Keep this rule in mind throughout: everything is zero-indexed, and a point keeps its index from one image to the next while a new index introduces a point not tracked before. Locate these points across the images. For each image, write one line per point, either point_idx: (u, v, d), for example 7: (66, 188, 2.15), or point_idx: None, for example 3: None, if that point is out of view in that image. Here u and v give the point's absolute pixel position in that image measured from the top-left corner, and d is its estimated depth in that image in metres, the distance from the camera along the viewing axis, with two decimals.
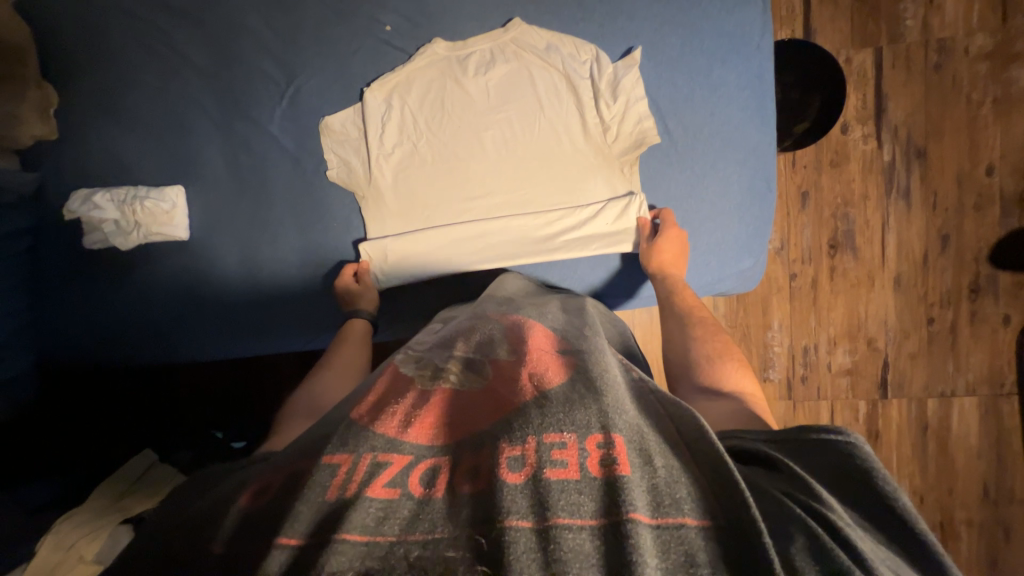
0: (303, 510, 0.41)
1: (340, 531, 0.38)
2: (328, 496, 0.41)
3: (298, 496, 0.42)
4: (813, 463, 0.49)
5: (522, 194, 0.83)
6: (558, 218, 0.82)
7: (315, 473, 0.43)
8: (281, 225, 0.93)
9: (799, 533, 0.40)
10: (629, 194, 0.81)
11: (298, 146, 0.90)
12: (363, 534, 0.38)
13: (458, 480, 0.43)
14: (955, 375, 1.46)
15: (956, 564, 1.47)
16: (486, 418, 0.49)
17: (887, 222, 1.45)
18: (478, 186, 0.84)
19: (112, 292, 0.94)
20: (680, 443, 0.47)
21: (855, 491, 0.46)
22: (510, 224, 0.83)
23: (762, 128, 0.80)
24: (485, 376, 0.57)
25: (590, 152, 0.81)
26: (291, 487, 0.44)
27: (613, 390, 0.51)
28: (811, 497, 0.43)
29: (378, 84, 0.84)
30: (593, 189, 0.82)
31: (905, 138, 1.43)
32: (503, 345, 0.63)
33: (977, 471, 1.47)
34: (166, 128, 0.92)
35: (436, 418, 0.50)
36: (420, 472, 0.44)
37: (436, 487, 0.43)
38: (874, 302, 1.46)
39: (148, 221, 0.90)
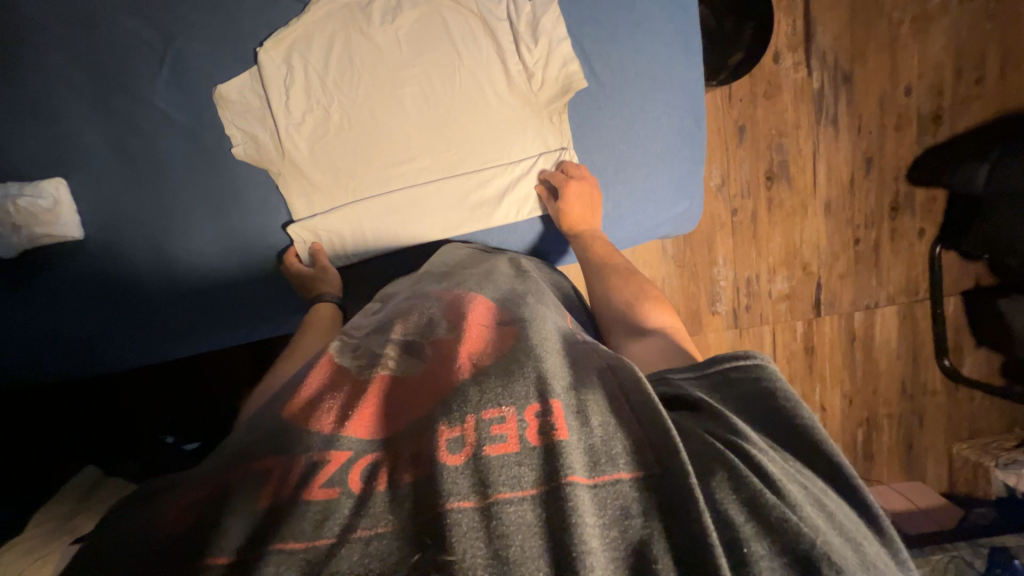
0: (233, 525, 0.40)
1: (276, 542, 0.38)
2: (260, 504, 0.41)
3: (228, 507, 0.41)
4: (731, 396, 0.51)
5: (450, 155, 0.78)
6: (492, 177, 0.79)
7: (244, 484, 0.42)
8: (192, 212, 0.84)
9: (719, 467, 0.42)
10: (561, 149, 0.78)
11: (192, 120, 0.80)
12: (301, 541, 0.38)
13: (400, 469, 0.43)
14: (878, 288, 1.59)
15: (879, 451, 1.68)
16: (423, 407, 0.48)
17: (817, 149, 1.50)
18: (402, 150, 0.78)
19: (1, 305, 0.83)
20: (620, 396, 0.48)
21: (770, 416, 0.48)
22: (441, 189, 0.79)
23: (689, 63, 0.78)
24: (426, 361, 0.54)
25: (516, 102, 0.76)
26: (216, 501, 0.41)
27: (551, 358, 0.52)
28: (732, 432, 0.45)
29: (272, 41, 0.74)
30: (524, 143, 0.78)
31: (832, 63, 1.45)
32: (442, 321, 0.59)
33: (896, 370, 1.65)
34: (23, 112, 0.78)
35: (375, 411, 0.48)
36: (361, 465, 0.43)
37: (379, 479, 0.43)
38: (807, 228, 1.54)
39: (29, 222, 0.78)
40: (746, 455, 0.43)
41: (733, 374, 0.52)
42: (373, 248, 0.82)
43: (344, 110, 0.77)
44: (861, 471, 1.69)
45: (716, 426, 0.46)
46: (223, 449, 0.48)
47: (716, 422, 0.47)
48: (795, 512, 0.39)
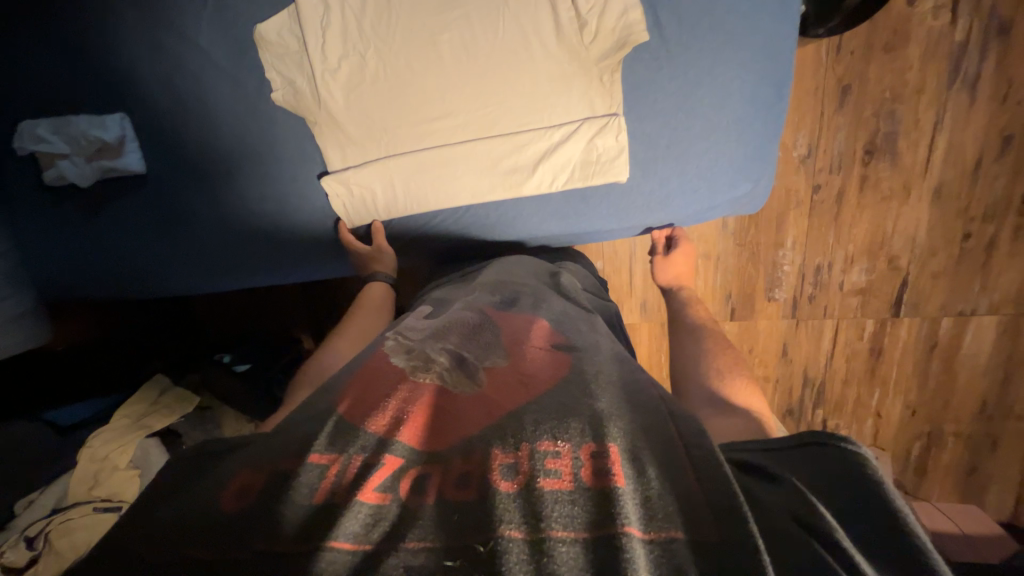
0: (286, 519, 0.42)
1: (330, 539, 0.40)
2: (314, 499, 0.43)
3: (284, 495, 0.44)
4: (819, 472, 0.47)
5: (485, 113, 0.72)
6: (530, 144, 0.72)
7: (301, 474, 0.45)
8: (234, 154, 0.87)
9: (801, 553, 0.40)
10: (608, 115, 0.69)
11: (234, 62, 0.80)
12: (352, 542, 0.40)
13: (446, 485, 0.44)
14: (980, 294, 1.36)
15: (934, 469, 1.54)
16: (476, 423, 0.50)
17: (941, 121, 1.23)
18: (435, 105, 0.73)
19: (77, 231, 0.93)
20: (680, 450, 0.48)
21: (853, 498, 0.45)
22: (473, 152, 0.74)
23: (779, 13, 0.63)
24: (479, 381, 0.56)
25: (562, 57, 0.67)
26: (274, 489, 0.44)
27: (605, 394, 0.54)
28: (817, 515, 0.42)
29: None
30: (568, 103, 0.69)
31: (988, 7, 1.14)
32: (500, 346, 0.62)
33: (979, 387, 1.45)
34: (86, 47, 0.81)
35: (429, 421, 0.50)
36: (411, 476, 0.45)
37: (426, 493, 0.44)
38: (905, 216, 1.32)
39: (99, 154, 0.85)
40: (831, 542, 0.40)
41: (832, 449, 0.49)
42: (413, 220, 0.83)
43: (379, 56, 0.72)
44: (906, 484, 1.57)
45: (802, 505, 0.43)
46: (276, 433, 0.51)
47: (798, 500, 0.44)
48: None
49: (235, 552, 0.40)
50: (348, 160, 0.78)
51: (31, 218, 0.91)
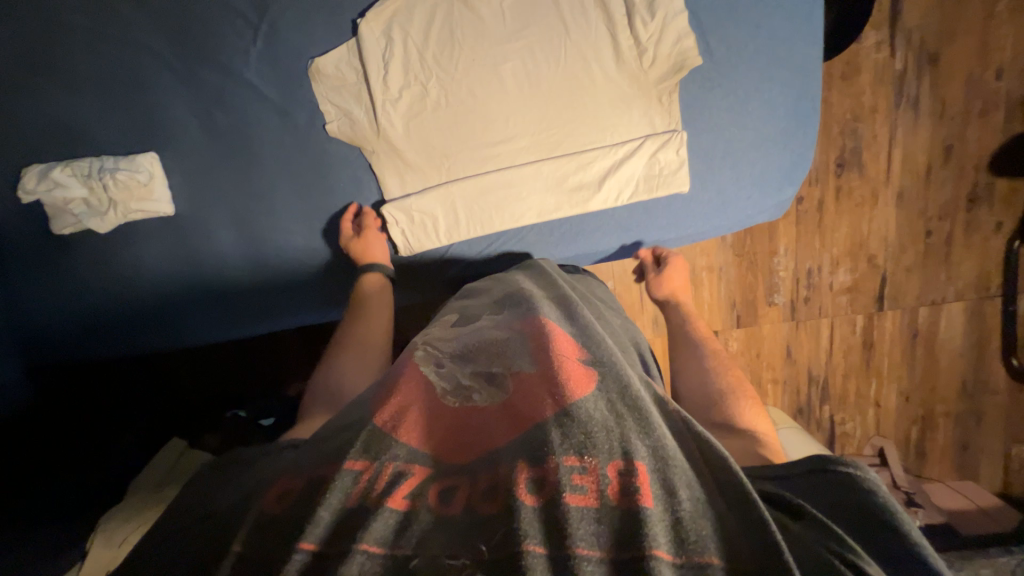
0: (320, 513, 0.42)
1: (360, 540, 0.40)
2: (348, 500, 0.43)
3: (317, 501, 0.43)
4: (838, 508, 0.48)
5: (551, 135, 0.78)
6: (594, 160, 0.78)
7: (336, 478, 0.44)
8: (278, 189, 0.84)
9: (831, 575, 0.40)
10: (670, 131, 0.77)
11: (282, 95, 0.79)
12: (381, 546, 0.40)
13: (474, 499, 0.44)
14: (946, 284, 1.53)
15: (932, 450, 1.65)
16: (506, 438, 0.49)
17: (894, 136, 1.42)
18: (500, 130, 0.78)
19: (93, 281, 0.85)
20: (706, 472, 0.48)
21: (872, 537, 0.46)
22: (540, 171, 0.79)
23: (811, 39, 0.74)
24: (507, 395, 0.54)
25: (623, 80, 0.75)
26: (310, 491, 0.44)
27: (642, 411, 0.50)
28: (842, 544, 0.43)
29: (373, 14, 0.72)
30: (630, 122, 0.77)
31: (918, 43, 1.36)
32: (526, 353, 0.58)
33: (958, 368, 1.60)
34: (121, 84, 0.78)
35: (458, 442, 0.50)
36: (436, 491, 0.46)
37: (453, 504, 0.45)
38: (877, 219, 1.48)
39: (124, 196, 0.79)
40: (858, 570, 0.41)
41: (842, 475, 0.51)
42: (479, 245, 0.85)
43: (445, 88, 0.76)
44: (911, 468, 1.66)
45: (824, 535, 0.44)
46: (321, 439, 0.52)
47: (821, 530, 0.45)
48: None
49: (264, 553, 0.40)
50: (409, 187, 0.81)
51: (41, 267, 0.84)
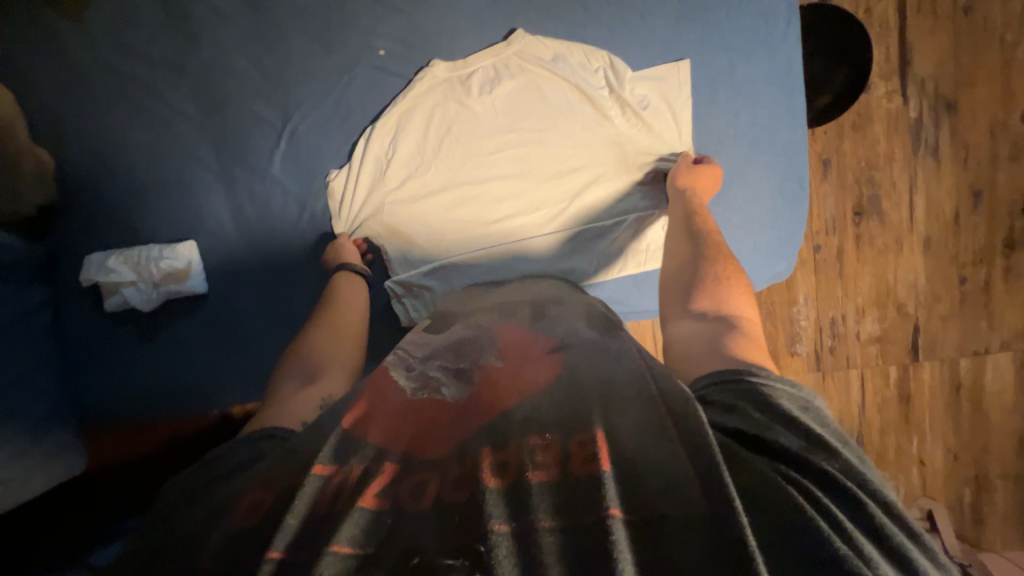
0: (288, 518, 0.44)
1: (331, 543, 0.41)
2: (317, 507, 0.45)
3: (287, 508, 0.46)
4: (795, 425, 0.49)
5: (548, 211, 0.88)
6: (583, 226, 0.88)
7: (303, 485, 0.47)
8: (301, 269, 0.94)
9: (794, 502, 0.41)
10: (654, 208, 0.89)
11: (303, 188, 0.91)
12: (350, 545, 0.42)
13: (444, 489, 0.47)
14: (989, 333, 1.44)
15: (990, 515, 1.49)
16: (471, 425, 0.54)
17: (914, 182, 1.38)
18: (501, 209, 0.87)
19: (137, 352, 0.96)
20: (666, 425, 0.48)
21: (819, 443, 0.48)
22: (529, 246, 0.88)
23: (791, 128, 0.85)
24: (472, 386, 0.60)
25: (610, 163, 0.87)
26: (286, 496, 0.47)
27: (591, 386, 0.56)
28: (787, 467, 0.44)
29: (381, 121, 0.86)
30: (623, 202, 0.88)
31: (933, 91, 1.34)
32: (493, 347, 0.65)
33: (1011, 424, 1.47)
34: (167, 184, 0.90)
35: (422, 433, 0.54)
36: (408, 484, 0.48)
37: (424, 496, 0.47)
38: (903, 267, 1.42)
39: (167, 280, 0.90)
40: (812, 490, 0.42)
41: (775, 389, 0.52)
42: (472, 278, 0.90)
43: (447, 174, 0.87)
44: (969, 536, 1.50)
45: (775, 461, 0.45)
46: (294, 451, 0.54)
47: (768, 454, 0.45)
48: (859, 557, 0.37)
49: (240, 560, 0.42)
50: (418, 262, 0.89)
51: (96, 343, 0.95)
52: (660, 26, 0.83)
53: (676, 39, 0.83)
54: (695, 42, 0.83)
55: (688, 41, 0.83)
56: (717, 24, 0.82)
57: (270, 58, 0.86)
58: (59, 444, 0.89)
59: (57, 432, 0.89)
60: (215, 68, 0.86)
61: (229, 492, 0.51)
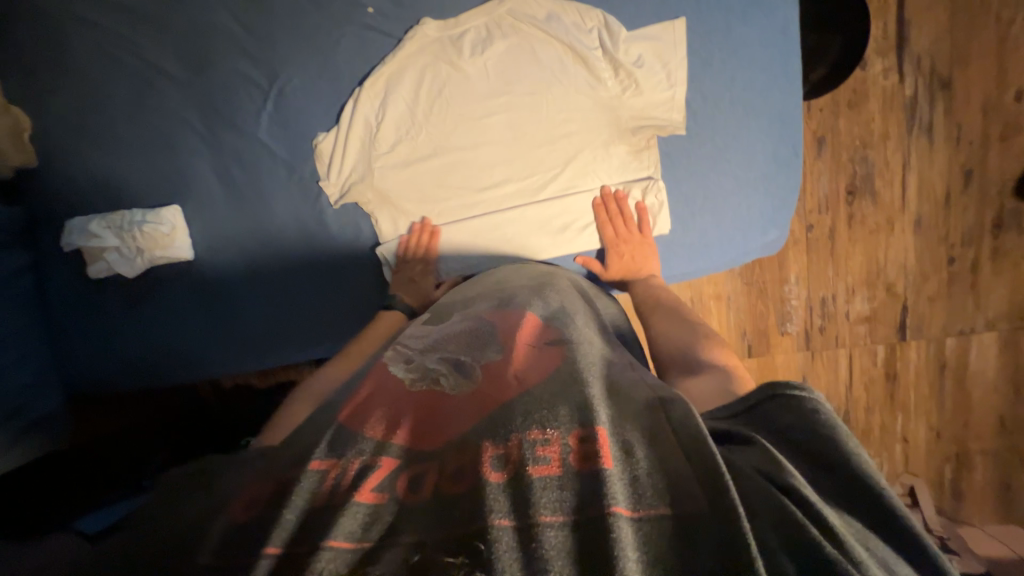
0: (286, 516, 0.44)
1: (328, 539, 0.42)
2: (316, 501, 0.46)
3: (285, 503, 0.45)
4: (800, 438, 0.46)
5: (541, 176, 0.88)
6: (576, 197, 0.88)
7: (300, 481, 0.47)
8: (288, 236, 0.92)
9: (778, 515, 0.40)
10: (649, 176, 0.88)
11: (291, 152, 0.89)
12: (349, 539, 0.43)
13: (441, 480, 0.47)
14: (975, 313, 1.46)
15: (969, 490, 1.53)
16: (472, 416, 0.53)
17: (907, 162, 1.38)
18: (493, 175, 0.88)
19: (122, 321, 0.94)
20: (663, 424, 0.49)
21: (825, 454, 0.44)
22: (524, 213, 0.89)
23: (786, 92, 0.85)
24: (474, 380, 0.59)
25: (604, 127, 0.86)
26: (280, 495, 0.47)
27: (596, 385, 0.55)
28: (785, 472, 0.43)
29: (369, 83, 0.84)
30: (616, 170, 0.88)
31: (929, 68, 1.33)
32: (496, 345, 0.64)
33: (992, 402, 1.50)
34: (150, 147, 0.88)
35: (419, 425, 0.54)
36: (405, 478, 0.48)
37: (422, 489, 0.47)
38: (893, 247, 1.43)
39: (149, 245, 0.88)
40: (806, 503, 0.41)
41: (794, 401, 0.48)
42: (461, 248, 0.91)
43: (440, 140, 0.87)
44: (947, 510, 1.54)
45: (770, 461, 0.44)
46: (285, 450, 0.54)
47: (767, 460, 0.44)
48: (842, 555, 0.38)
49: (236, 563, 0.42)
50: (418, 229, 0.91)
51: (80, 311, 0.94)
52: None
53: (672, 1, 0.81)
54: (691, 2, 0.81)
55: (684, 3, 0.81)
56: None
57: (254, 14, 0.83)
58: (44, 408, 0.90)
59: (41, 401, 0.90)
60: (199, 25, 0.83)
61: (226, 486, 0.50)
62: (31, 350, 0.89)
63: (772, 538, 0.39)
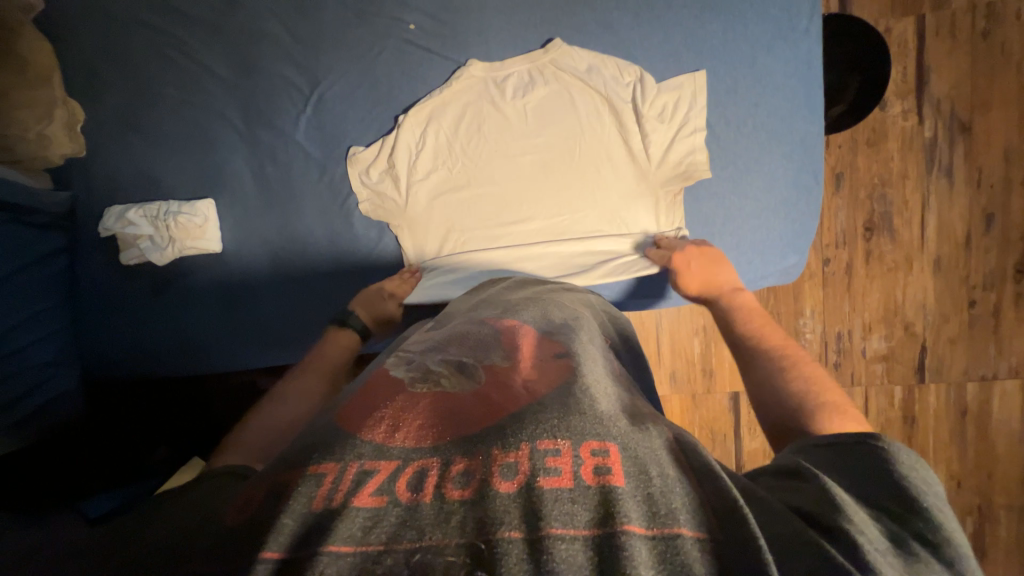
0: (284, 518, 0.41)
1: (326, 543, 0.38)
2: (314, 507, 0.42)
3: (282, 508, 0.42)
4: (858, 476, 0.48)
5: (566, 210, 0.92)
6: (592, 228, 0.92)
7: (298, 487, 0.44)
8: (314, 235, 0.95)
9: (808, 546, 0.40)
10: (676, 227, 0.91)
11: (325, 153, 0.93)
12: (351, 545, 0.39)
13: (447, 486, 0.44)
14: (997, 358, 1.42)
15: (994, 548, 1.45)
16: (476, 420, 0.51)
17: (927, 202, 1.38)
18: (520, 206, 0.92)
19: (146, 307, 0.97)
20: (679, 457, 0.50)
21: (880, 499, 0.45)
22: (549, 249, 0.92)
23: (809, 120, 0.87)
24: (478, 380, 0.58)
25: (632, 177, 0.90)
26: (274, 501, 0.44)
27: (604, 400, 0.54)
28: (839, 515, 0.42)
29: (414, 113, 0.89)
30: (637, 216, 0.92)
31: (948, 112, 1.35)
32: (500, 351, 0.64)
33: (1017, 454, 1.44)
34: (193, 142, 0.93)
35: (423, 420, 0.52)
36: (408, 475, 0.45)
37: (424, 491, 0.43)
38: (912, 286, 1.41)
39: (182, 235, 0.91)
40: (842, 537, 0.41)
41: (869, 450, 0.50)
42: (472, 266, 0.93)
43: (473, 171, 0.91)
44: None
45: (823, 502, 0.44)
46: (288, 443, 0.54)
47: (822, 500, 0.44)
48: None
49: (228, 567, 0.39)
50: (442, 250, 0.95)
51: (108, 293, 0.97)
52: (684, 17, 0.85)
53: (700, 31, 0.85)
54: (718, 33, 0.85)
55: (711, 33, 0.85)
56: (741, 14, 0.84)
57: (303, 25, 0.88)
58: (59, 386, 0.91)
59: (56, 379, 0.90)
60: (251, 33, 0.89)
61: (223, 496, 0.50)
62: (56, 328, 0.92)
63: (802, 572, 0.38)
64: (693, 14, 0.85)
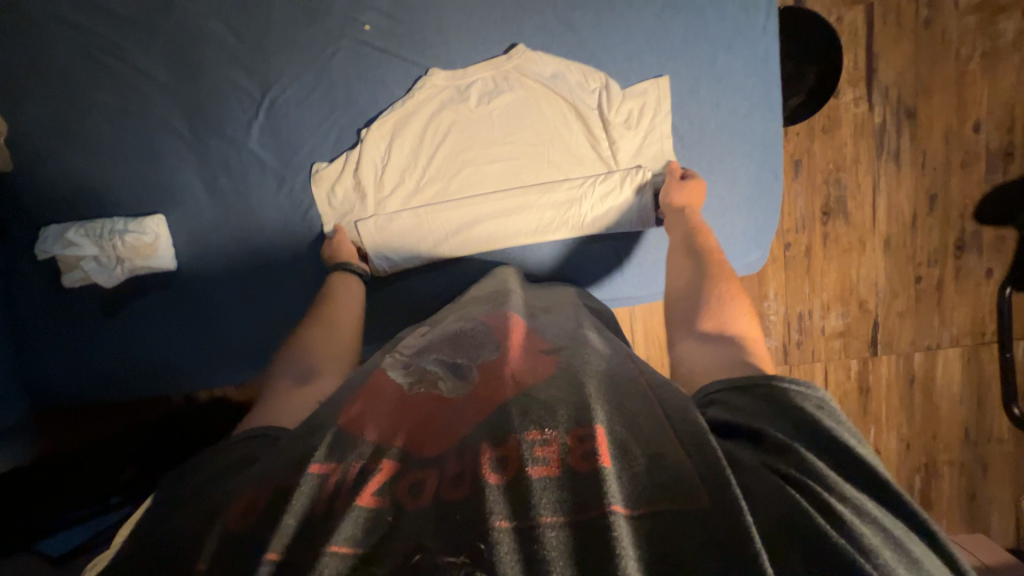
0: (286, 518, 0.44)
1: (329, 543, 0.42)
2: (315, 504, 0.45)
3: (282, 511, 0.45)
4: (796, 420, 0.50)
5: (540, 222, 0.90)
6: (566, 237, 0.91)
7: (298, 485, 0.46)
8: (277, 245, 0.91)
9: (779, 507, 0.43)
10: (638, 167, 0.89)
11: (282, 162, 0.88)
12: (351, 546, 0.42)
13: (442, 486, 0.46)
14: (940, 329, 1.53)
15: (938, 501, 1.58)
16: (468, 423, 0.53)
17: (877, 185, 1.46)
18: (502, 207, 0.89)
19: (99, 330, 0.91)
20: (665, 423, 0.51)
21: (831, 450, 0.48)
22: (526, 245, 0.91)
23: (767, 118, 0.89)
24: (472, 381, 0.60)
25: (600, 166, 0.89)
26: (276, 503, 0.46)
27: (592, 385, 0.56)
28: (797, 467, 0.46)
29: (378, 126, 0.86)
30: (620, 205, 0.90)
31: (896, 98, 1.41)
32: (492, 344, 0.65)
33: (958, 414, 1.57)
34: (135, 154, 0.87)
35: (421, 427, 0.54)
36: (405, 484, 0.47)
37: (422, 496, 0.46)
38: (865, 265, 1.50)
39: (131, 255, 0.86)
40: (815, 495, 0.43)
41: (775, 390, 0.53)
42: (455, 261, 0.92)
43: (448, 178, 0.89)
44: None
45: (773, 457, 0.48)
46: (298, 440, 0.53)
47: (779, 455, 0.47)
48: (851, 541, 0.40)
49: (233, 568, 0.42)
50: (420, 245, 0.90)
51: (53, 318, 0.91)
52: (646, 14, 0.84)
53: (662, 28, 0.85)
54: (680, 31, 0.85)
55: (673, 31, 0.85)
56: (701, 13, 0.85)
57: (250, 26, 0.83)
58: None
59: None
60: (191, 34, 0.83)
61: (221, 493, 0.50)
62: None
63: (777, 526, 0.42)
64: (654, 12, 0.84)
